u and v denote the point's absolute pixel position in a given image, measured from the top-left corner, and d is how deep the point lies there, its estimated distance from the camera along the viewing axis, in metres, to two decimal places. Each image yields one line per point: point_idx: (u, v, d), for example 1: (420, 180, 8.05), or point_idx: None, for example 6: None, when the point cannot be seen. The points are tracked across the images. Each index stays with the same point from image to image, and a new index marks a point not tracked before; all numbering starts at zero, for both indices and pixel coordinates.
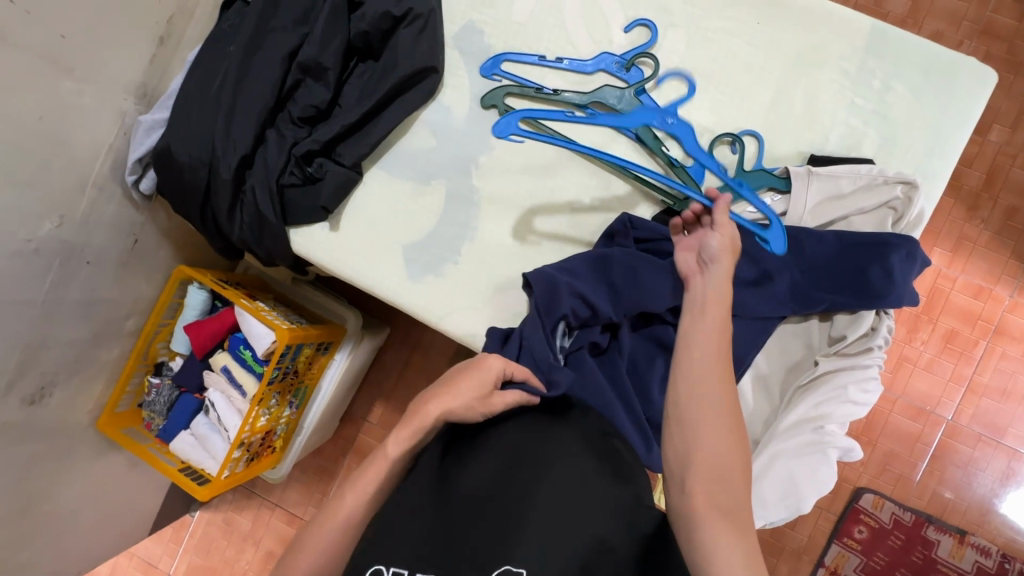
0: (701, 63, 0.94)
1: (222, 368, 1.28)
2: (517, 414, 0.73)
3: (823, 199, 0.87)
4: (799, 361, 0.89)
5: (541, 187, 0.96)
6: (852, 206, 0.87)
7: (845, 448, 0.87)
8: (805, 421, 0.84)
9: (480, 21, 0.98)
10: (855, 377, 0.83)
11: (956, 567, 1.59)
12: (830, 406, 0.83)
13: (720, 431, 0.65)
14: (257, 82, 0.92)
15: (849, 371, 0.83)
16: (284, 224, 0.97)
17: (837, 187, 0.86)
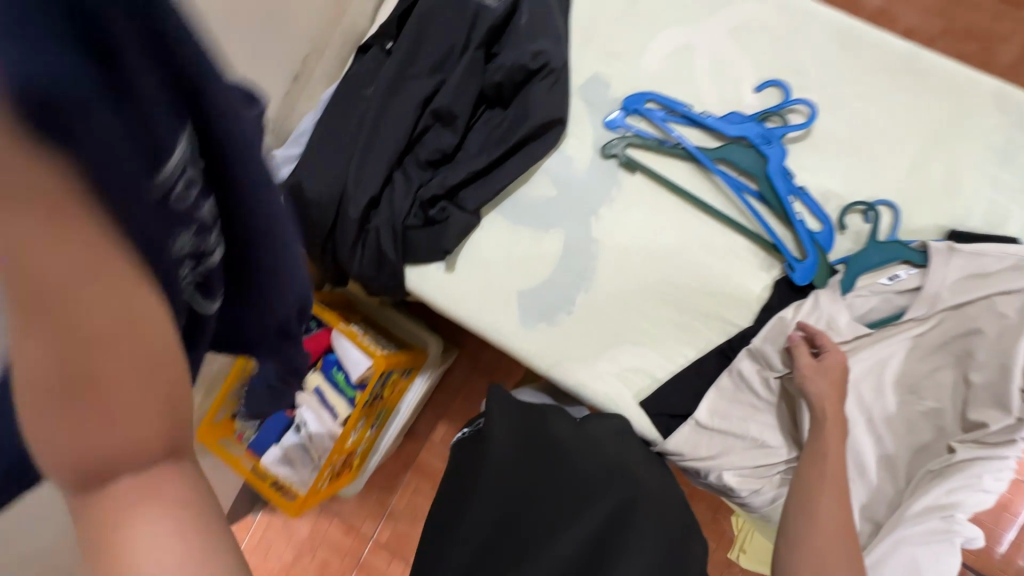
0: (836, 126, 0.92)
1: (314, 389, 1.31)
2: (597, 445, 0.77)
3: (963, 277, 0.84)
4: (928, 443, 0.86)
5: (661, 243, 0.95)
6: (994, 286, 0.82)
7: (969, 537, 0.83)
8: (932, 507, 0.80)
9: (607, 73, 0.99)
10: (991, 467, 0.78)
11: None
12: (963, 495, 0.78)
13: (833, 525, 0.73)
14: (392, 125, 0.95)
15: (986, 462, 0.79)
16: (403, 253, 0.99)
17: (978, 265, 0.83)
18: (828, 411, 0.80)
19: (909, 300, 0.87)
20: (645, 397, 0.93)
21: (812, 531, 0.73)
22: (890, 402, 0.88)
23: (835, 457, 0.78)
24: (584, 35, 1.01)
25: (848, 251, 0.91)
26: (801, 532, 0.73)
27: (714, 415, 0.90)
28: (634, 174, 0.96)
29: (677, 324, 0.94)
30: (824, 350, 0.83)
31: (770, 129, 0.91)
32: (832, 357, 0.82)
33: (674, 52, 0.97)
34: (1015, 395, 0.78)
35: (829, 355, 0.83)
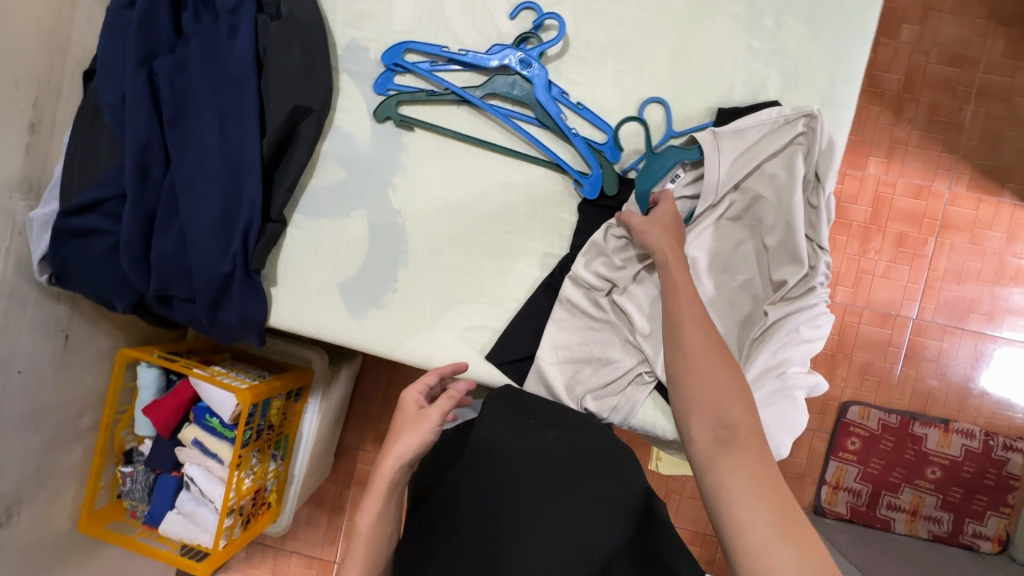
0: (595, 35, 0.91)
1: (193, 441, 1.24)
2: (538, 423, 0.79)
3: (735, 155, 0.85)
4: (749, 315, 0.89)
5: (464, 195, 0.93)
6: (762, 153, 0.85)
7: (809, 386, 0.88)
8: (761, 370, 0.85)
9: (362, 37, 0.93)
10: (804, 317, 0.84)
11: (947, 455, 1.71)
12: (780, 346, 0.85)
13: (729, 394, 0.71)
14: (132, 153, 0.86)
15: (798, 314, 0.85)
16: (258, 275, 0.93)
17: (744, 140, 0.85)
18: (670, 254, 0.81)
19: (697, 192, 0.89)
20: (489, 351, 0.93)
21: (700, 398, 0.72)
22: (708, 286, 0.89)
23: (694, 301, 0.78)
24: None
25: (638, 152, 0.92)
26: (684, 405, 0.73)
27: (555, 346, 0.91)
28: (415, 132, 0.93)
29: (501, 272, 0.93)
30: (660, 207, 0.85)
31: (526, 50, 0.89)
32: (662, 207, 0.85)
33: None
34: (803, 244, 0.84)
35: (658, 204, 0.85)
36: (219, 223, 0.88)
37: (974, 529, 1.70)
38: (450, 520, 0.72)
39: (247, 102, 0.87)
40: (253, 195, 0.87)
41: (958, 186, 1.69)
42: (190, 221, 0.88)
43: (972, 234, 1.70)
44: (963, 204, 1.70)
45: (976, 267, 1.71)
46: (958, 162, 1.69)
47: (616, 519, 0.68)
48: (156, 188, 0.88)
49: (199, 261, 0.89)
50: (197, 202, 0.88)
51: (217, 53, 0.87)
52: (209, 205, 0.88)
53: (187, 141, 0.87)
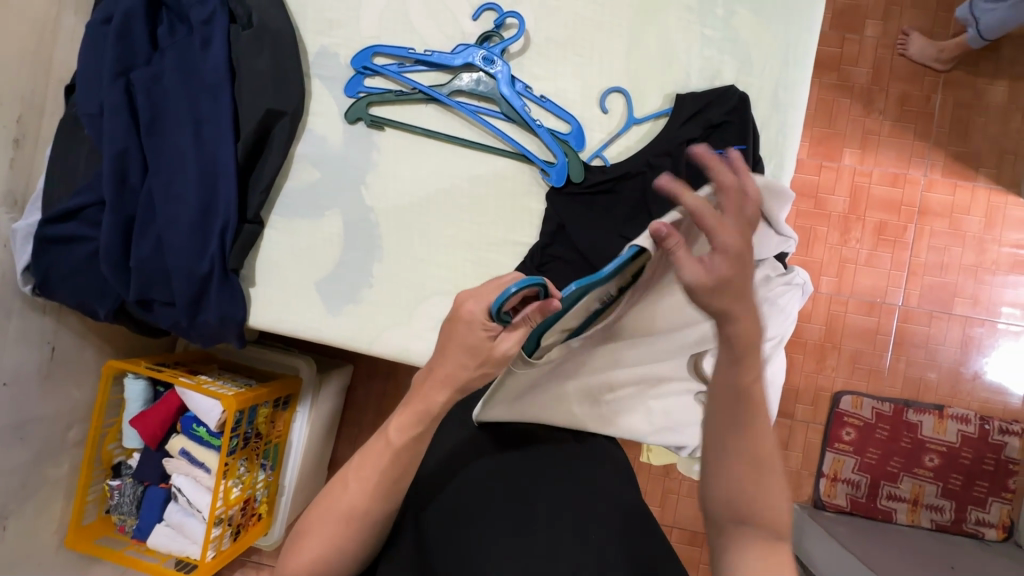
0: (554, 31, 0.94)
1: (180, 451, 1.24)
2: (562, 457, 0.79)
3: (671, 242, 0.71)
4: None
5: (435, 190, 0.95)
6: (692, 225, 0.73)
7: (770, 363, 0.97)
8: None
9: (331, 44, 0.97)
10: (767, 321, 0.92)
11: (943, 442, 1.70)
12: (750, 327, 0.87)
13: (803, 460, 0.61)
14: (110, 161, 0.89)
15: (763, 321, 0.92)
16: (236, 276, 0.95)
17: None
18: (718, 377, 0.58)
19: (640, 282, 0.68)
20: None
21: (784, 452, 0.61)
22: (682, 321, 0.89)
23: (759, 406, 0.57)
24: (297, 10, 0.97)
25: (601, 141, 0.95)
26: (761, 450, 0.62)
27: None
28: (385, 131, 0.96)
29: (474, 262, 0.95)
30: (717, 261, 0.51)
31: (489, 48, 0.93)
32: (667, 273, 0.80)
33: (387, 4, 0.97)
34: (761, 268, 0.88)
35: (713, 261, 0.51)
36: (199, 228, 0.91)
37: (977, 517, 1.67)
38: (449, 497, 0.73)
39: (221, 108, 0.90)
40: (228, 196, 0.90)
41: (933, 173, 1.72)
42: (167, 225, 0.90)
43: (951, 219, 1.72)
44: (939, 190, 1.72)
45: (957, 252, 1.72)
46: (931, 149, 1.72)
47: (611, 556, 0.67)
48: (135, 195, 0.91)
49: (178, 264, 0.91)
50: (174, 207, 0.91)
51: (191, 63, 0.90)
52: (185, 209, 0.90)
53: (163, 147, 0.90)
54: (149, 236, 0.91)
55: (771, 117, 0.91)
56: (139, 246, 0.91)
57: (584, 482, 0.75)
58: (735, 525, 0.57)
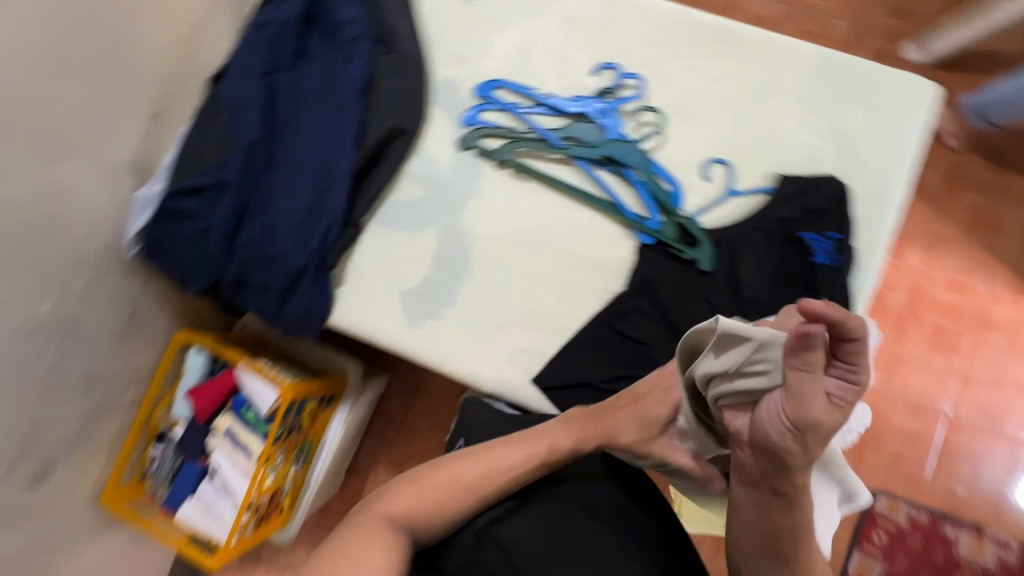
0: (667, 98, 1.00)
1: (225, 431, 1.26)
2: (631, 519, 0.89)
3: None
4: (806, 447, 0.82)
5: (529, 224, 1.00)
6: None
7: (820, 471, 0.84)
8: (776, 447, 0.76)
9: (456, 75, 1.04)
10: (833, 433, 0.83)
11: (979, 563, 1.62)
12: None
13: None
14: (239, 150, 0.95)
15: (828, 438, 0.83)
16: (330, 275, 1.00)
17: None
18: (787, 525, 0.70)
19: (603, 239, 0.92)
20: (535, 374, 0.96)
21: None
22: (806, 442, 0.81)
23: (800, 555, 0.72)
24: (431, 41, 1.05)
25: (698, 205, 0.98)
26: None
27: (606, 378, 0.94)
28: (492, 163, 1.01)
29: (556, 298, 0.98)
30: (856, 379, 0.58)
31: (606, 103, 0.99)
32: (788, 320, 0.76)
33: (514, 48, 1.04)
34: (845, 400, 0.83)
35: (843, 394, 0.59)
36: (307, 224, 0.96)
37: None
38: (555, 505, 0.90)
39: (349, 117, 0.96)
40: (339, 199, 0.96)
41: (996, 286, 1.71)
42: (278, 217, 0.96)
43: (1010, 335, 1.70)
44: (1002, 305, 1.70)
45: (1013, 369, 1.69)
46: (996, 263, 1.72)
47: None
48: (253, 184, 0.97)
49: (284, 253, 0.96)
50: (286, 201, 0.96)
51: (331, 74, 0.97)
52: (297, 203, 0.96)
53: (288, 145, 0.97)
54: (256, 224, 0.96)
55: (869, 211, 0.93)
56: (246, 231, 0.96)
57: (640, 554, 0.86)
58: None
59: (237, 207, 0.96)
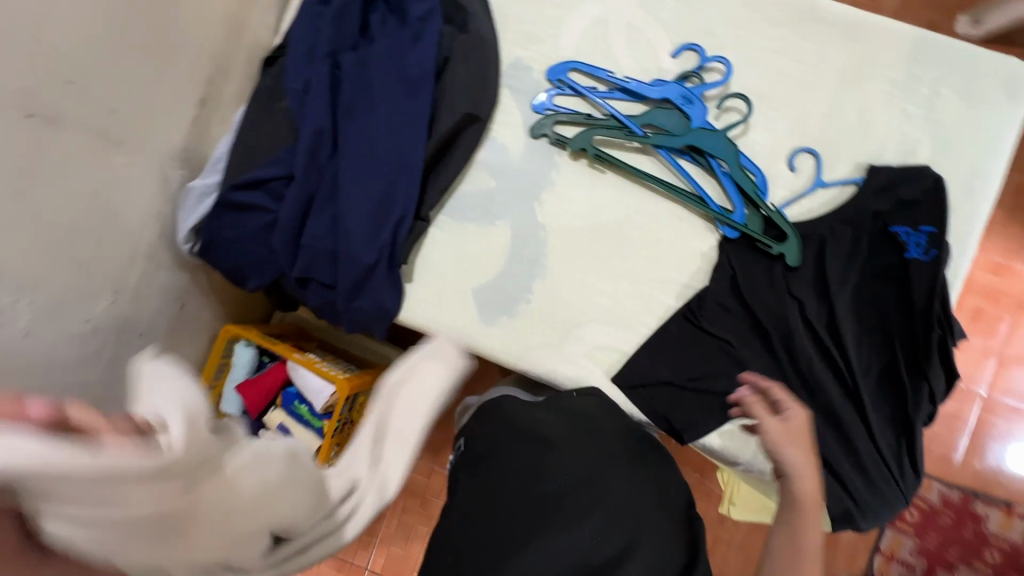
0: (752, 82, 0.95)
1: (278, 427, 1.25)
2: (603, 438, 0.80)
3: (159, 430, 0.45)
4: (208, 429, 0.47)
5: (607, 217, 0.95)
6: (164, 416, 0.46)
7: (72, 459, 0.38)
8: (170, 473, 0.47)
9: (527, 57, 0.98)
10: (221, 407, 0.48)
11: (1007, 539, 1.67)
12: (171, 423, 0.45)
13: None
14: (305, 139, 0.89)
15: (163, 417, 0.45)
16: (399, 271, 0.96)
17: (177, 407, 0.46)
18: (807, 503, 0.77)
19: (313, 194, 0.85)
20: (615, 372, 0.94)
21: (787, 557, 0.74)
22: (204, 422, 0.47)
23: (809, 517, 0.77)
24: (499, 19, 0.98)
25: (783, 197, 0.94)
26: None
27: (689, 375, 0.92)
28: (567, 152, 0.96)
29: (635, 294, 0.95)
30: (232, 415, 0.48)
31: (689, 88, 0.93)
32: (797, 414, 0.79)
33: (589, 27, 0.97)
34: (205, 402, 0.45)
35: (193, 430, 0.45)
36: (377, 218, 0.92)
37: None
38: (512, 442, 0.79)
39: (419, 103, 0.91)
40: (411, 192, 0.91)
41: None
42: (345, 210, 0.91)
43: None
44: None
45: None
46: None
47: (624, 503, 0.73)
48: (318, 176, 0.92)
49: (354, 249, 0.91)
50: (354, 193, 0.90)
51: (399, 55, 0.91)
52: (366, 196, 0.91)
53: (354, 133, 0.91)
54: (322, 218, 0.91)
55: (962, 203, 0.91)
56: (313, 226, 0.91)
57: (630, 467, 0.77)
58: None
59: (302, 200, 0.91)
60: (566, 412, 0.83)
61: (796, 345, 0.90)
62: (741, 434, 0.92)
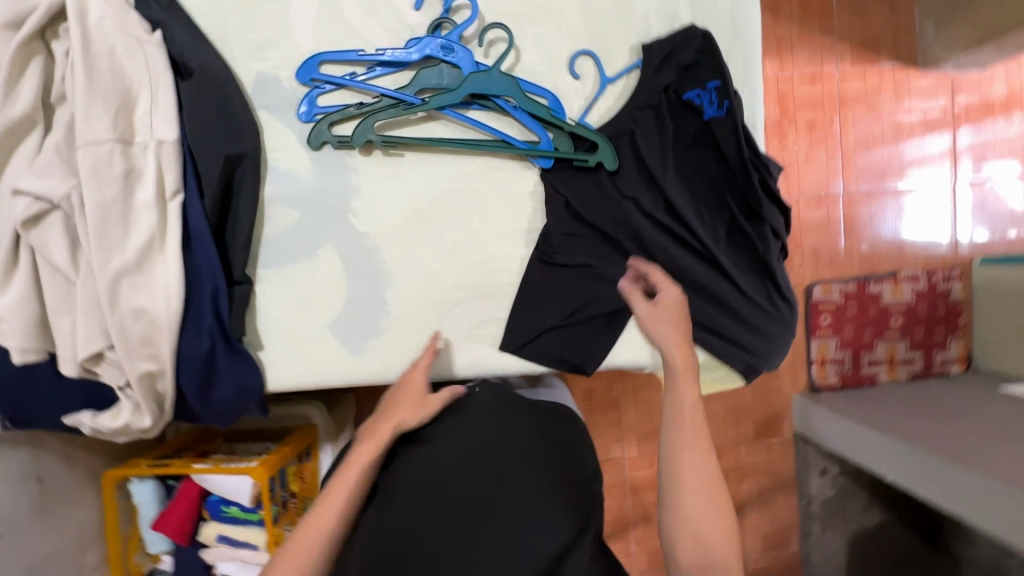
0: (504, 5, 0.90)
1: (218, 538, 1.15)
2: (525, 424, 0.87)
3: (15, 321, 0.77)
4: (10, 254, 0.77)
5: (426, 198, 0.91)
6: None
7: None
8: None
9: (269, 67, 0.88)
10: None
11: (902, 302, 1.83)
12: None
13: (711, 515, 0.74)
14: (61, 259, 0.77)
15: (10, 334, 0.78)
16: (243, 345, 0.87)
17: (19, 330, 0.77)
18: (679, 361, 0.83)
19: (48, 202, 0.75)
20: (500, 341, 0.92)
21: (681, 449, 0.77)
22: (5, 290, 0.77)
23: (693, 428, 0.79)
24: (219, 39, 0.87)
25: (581, 107, 0.93)
26: (673, 464, 0.77)
27: (566, 312, 0.92)
28: (357, 150, 0.89)
29: (487, 261, 0.92)
30: None
31: (445, 36, 0.87)
32: (668, 297, 0.88)
33: (318, 10, 0.88)
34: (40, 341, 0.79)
35: None
36: (189, 305, 0.82)
37: (942, 357, 1.85)
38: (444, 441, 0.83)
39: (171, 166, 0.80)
40: (209, 262, 0.81)
41: (843, 65, 1.80)
42: (144, 316, 0.79)
43: (868, 103, 1.81)
44: (852, 79, 1.80)
45: (879, 131, 1.82)
46: (837, 42, 1.79)
47: (543, 504, 0.77)
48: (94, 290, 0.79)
49: (179, 348, 0.82)
50: (143, 292, 0.79)
51: (121, 124, 0.78)
52: (160, 289, 0.80)
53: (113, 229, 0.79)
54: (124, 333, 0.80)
55: (734, 48, 0.93)
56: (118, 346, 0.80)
57: (545, 460, 0.82)
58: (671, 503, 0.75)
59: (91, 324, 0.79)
60: (483, 408, 0.88)
61: (648, 242, 0.91)
62: (635, 343, 0.94)
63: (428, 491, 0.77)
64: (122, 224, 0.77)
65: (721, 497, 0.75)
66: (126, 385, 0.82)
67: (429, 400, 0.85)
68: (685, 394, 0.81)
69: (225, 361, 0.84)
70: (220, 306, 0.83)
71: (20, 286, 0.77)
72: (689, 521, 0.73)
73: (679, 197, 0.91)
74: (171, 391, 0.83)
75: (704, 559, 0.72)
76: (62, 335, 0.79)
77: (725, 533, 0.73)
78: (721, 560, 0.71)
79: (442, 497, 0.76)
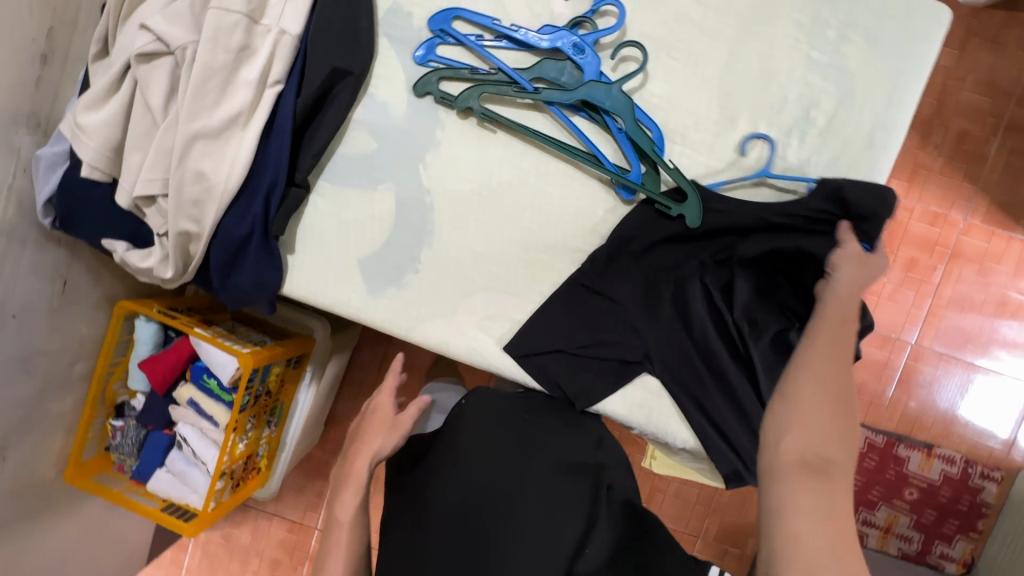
0: (650, 27, 0.87)
1: (189, 401, 1.21)
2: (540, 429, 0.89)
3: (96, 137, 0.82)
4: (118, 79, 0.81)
5: (496, 180, 0.90)
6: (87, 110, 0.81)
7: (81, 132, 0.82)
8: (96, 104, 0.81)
9: (406, 1, 0.89)
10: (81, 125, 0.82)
11: (925, 478, 1.69)
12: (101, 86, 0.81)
13: (821, 497, 0.64)
14: (157, 102, 0.81)
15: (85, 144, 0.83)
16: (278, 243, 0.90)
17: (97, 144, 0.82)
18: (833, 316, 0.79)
19: (165, 45, 0.80)
20: (507, 342, 0.91)
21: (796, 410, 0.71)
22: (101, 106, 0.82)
23: (812, 387, 0.72)
24: None
25: (682, 155, 0.89)
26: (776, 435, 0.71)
27: (580, 342, 0.89)
28: (452, 110, 0.89)
29: (527, 262, 0.91)
30: None
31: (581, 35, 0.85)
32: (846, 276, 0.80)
33: None
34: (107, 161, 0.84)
35: None
36: (245, 187, 0.85)
37: (942, 551, 1.69)
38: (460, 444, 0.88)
39: (283, 57, 0.82)
40: (278, 156, 0.83)
41: (973, 218, 1.65)
42: (203, 181, 0.82)
43: (981, 266, 1.67)
44: (976, 236, 1.66)
45: (980, 299, 1.67)
46: (977, 192, 1.65)
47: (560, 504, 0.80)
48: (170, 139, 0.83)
49: (222, 222, 0.85)
50: (211, 159, 0.82)
51: (256, 2, 0.81)
52: (227, 163, 0.83)
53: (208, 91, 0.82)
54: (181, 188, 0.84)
55: (862, 158, 0.87)
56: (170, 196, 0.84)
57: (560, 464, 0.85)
58: (787, 465, 0.68)
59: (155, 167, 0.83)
60: (490, 415, 0.91)
61: (692, 315, 0.87)
62: (635, 401, 0.91)
63: (449, 502, 0.81)
64: (219, 90, 0.81)
65: (838, 415, 0.71)
66: (164, 234, 0.86)
67: (399, 422, 0.94)
68: (816, 362, 0.75)
69: (255, 252, 0.87)
70: (271, 200, 0.85)
71: (112, 110, 0.82)
72: (787, 436, 0.70)
73: (745, 288, 0.86)
74: (200, 255, 0.87)
75: (820, 461, 0.66)
76: (128, 168, 0.84)
77: (840, 441, 0.69)
78: (820, 483, 0.65)
79: (455, 499, 0.81)
